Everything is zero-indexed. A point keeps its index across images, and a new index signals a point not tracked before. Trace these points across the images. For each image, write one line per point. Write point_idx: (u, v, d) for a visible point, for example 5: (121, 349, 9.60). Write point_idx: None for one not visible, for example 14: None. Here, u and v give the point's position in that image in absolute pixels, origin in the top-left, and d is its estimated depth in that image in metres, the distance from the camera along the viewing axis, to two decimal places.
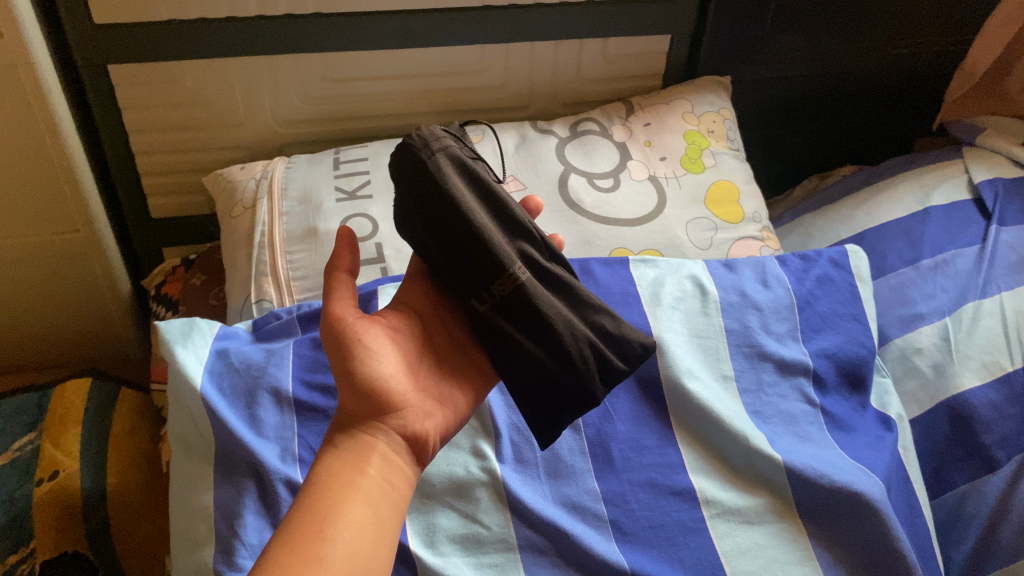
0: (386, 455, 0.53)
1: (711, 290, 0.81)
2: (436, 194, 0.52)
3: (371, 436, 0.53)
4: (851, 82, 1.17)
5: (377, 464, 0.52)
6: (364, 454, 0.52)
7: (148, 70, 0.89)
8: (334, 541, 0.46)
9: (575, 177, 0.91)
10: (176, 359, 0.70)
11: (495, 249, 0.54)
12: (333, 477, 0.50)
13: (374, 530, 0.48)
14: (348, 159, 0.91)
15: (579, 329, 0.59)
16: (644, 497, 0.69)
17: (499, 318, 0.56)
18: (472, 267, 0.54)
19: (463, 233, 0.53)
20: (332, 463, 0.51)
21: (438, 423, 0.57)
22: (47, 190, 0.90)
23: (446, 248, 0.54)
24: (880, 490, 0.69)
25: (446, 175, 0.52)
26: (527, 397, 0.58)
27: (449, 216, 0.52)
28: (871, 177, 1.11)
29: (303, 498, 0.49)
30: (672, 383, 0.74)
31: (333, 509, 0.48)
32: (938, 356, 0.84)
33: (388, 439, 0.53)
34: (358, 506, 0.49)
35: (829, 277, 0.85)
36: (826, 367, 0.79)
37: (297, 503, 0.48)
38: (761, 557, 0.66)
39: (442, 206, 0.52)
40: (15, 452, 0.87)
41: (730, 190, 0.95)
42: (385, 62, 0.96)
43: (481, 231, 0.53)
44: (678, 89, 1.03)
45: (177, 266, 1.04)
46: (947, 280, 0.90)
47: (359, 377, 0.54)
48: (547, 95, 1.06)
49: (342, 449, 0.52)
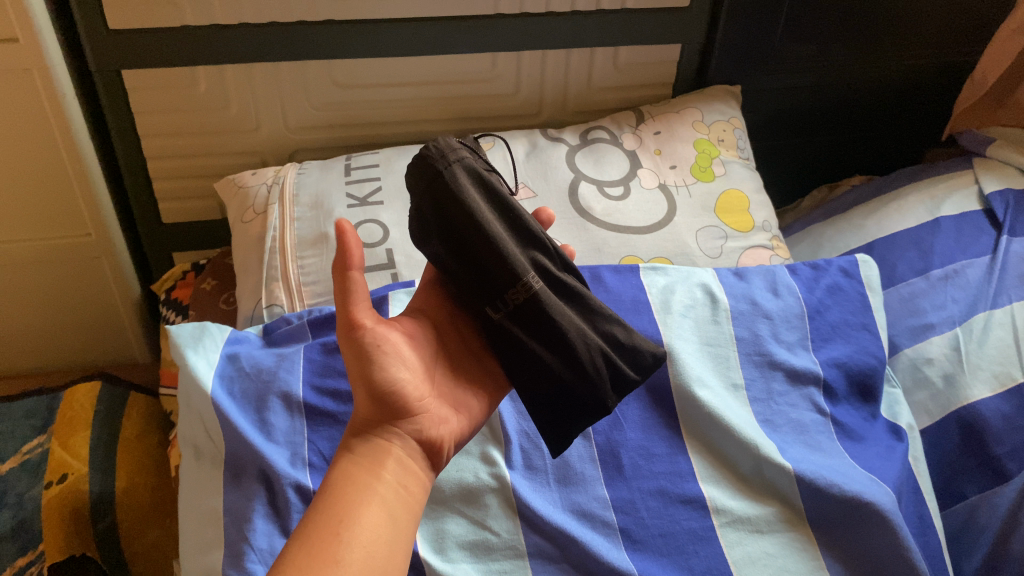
0: (402, 459, 0.53)
1: (721, 298, 0.81)
2: (452, 206, 0.52)
3: (388, 441, 0.53)
4: (862, 92, 1.17)
5: (394, 468, 0.52)
6: (382, 458, 0.52)
7: (162, 76, 0.90)
8: (350, 546, 0.46)
9: (586, 185, 0.91)
10: (187, 363, 0.70)
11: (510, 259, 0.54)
12: (349, 482, 0.50)
13: (390, 534, 0.48)
14: (359, 166, 0.92)
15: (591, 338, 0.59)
16: (654, 505, 0.69)
17: (513, 327, 0.56)
18: (488, 276, 0.54)
19: (479, 243, 0.53)
20: (347, 467, 0.51)
21: (453, 429, 0.57)
22: (60, 194, 0.91)
23: (463, 258, 0.54)
24: (891, 500, 0.69)
25: (462, 186, 0.53)
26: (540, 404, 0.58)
27: (465, 227, 0.53)
28: (881, 188, 1.11)
29: (320, 502, 0.49)
30: (682, 391, 0.74)
31: (349, 514, 0.48)
32: (949, 366, 0.84)
33: (405, 444, 0.53)
34: (374, 511, 0.48)
35: (840, 287, 0.85)
36: (837, 376, 0.79)
37: (314, 507, 0.48)
38: (772, 566, 0.66)
39: (458, 215, 0.52)
40: (25, 455, 0.88)
41: (740, 199, 0.95)
42: (397, 69, 0.97)
43: (497, 242, 0.53)
44: (688, 98, 1.03)
45: (186, 271, 1.04)
46: (958, 290, 0.89)
47: (378, 382, 0.54)
48: (558, 103, 1.06)
49: (358, 454, 0.52)
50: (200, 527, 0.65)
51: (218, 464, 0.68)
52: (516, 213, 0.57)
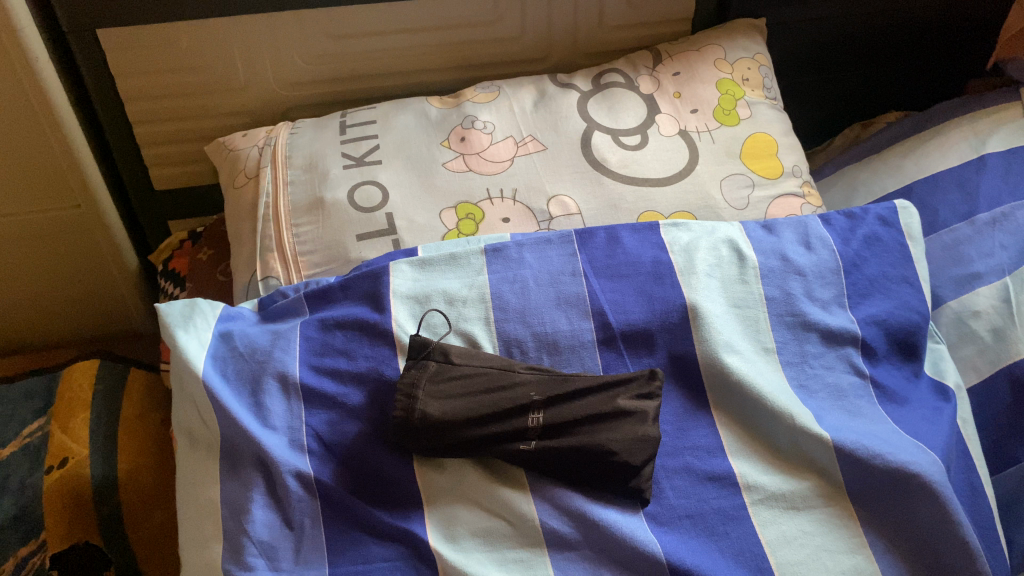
0: None
1: (749, 254, 0.75)
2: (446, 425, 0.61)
3: None
4: (896, 21, 1.08)
5: None
6: None
7: (141, 33, 0.84)
8: None
9: (599, 135, 0.85)
10: (177, 344, 0.66)
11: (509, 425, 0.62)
12: None
13: None
14: (355, 122, 0.85)
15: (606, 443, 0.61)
16: (680, 484, 0.64)
17: (552, 441, 0.61)
18: (502, 425, 0.62)
19: (475, 434, 0.61)
20: None
21: None
22: (45, 167, 0.86)
23: (482, 431, 0.61)
24: (938, 469, 0.63)
25: (446, 402, 0.62)
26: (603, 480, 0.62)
27: (464, 432, 0.61)
28: (920, 122, 1.02)
29: None
30: (708, 359, 0.69)
31: None
32: (998, 319, 0.77)
33: None
34: None
35: (877, 237, 0.78)
36: (876, 335, 0.73)
37: None
38: (809, 546, 0.61)
39: (454, 423, 0.61)
40: (26, 439, 0.86)
41: (768, 143, 0.88)
42: (392, 15, 0.89)
43: (495, 436, 0.61)
44: (709, 34, 0.95)
45: (183, 240, 0.99)
46: (1007, 235, 0.82)
47: None
48: (568, 45, 0.99)
49: None
50: (197, 518, 0.62)
51: (214, 451, 0.64)
52: (488, 400, 0.62)
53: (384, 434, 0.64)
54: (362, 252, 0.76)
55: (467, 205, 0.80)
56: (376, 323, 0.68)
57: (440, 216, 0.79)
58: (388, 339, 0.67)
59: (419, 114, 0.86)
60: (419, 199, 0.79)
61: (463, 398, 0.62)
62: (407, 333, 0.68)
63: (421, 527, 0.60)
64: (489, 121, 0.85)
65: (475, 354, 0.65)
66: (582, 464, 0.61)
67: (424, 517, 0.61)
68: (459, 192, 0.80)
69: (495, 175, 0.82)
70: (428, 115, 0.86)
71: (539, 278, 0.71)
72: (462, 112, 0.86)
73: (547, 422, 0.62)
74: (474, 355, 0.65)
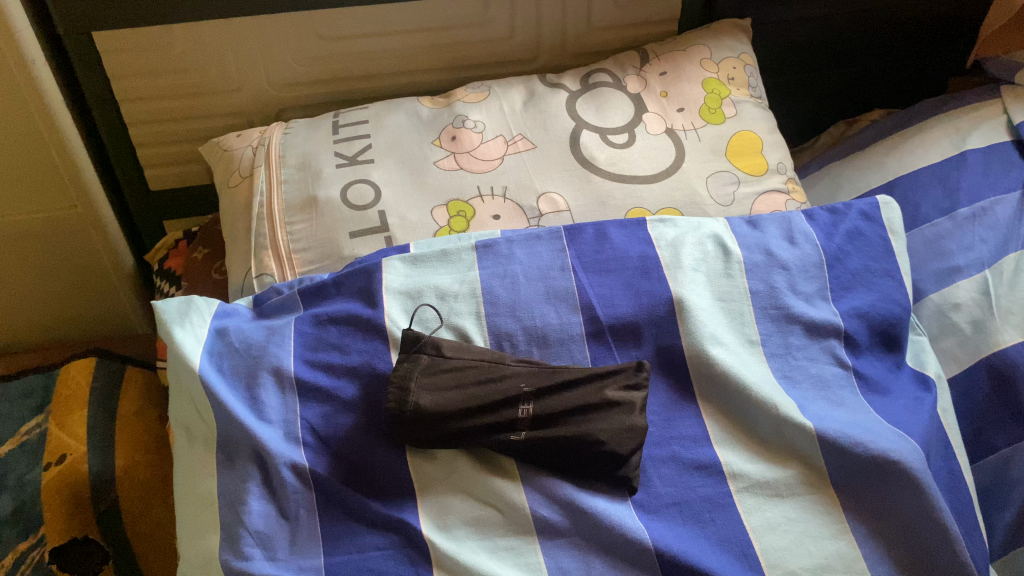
0: None
1: (735, 249, 0.76)
2: (439, 417, 0.62)
3: None
4: (879, 20, 1.10)
5: None
6: None
7: (135, 36, 0.85)
8: None
9: (587, 133, 0.86)
10: (174, 340, 0.67)
11: (501, 416, 0.63)
12: None
13: None
14: (348, 122, 0.87)
15: (596, 431, 0.62)
16: (667, 473, 0.66)
17: (542, 432, 0.63)
18: (495, 417, 0.63)
19: (466, 425, 0.63)
20: None
21: None
22: (42, 168, 0.87)
23: (473, 423, 0.63)
24: (918, 456, 0.65)
25: (439, 395, 0.63)
26: (592, 467, 0.63)
27: (455, 423, 0.63)
28: (904, 120, 1.04)
29: None
30: (695, 351, 0.70)
31: None
32: (978, 311, 0.79)
33: None
34: None
35: (860, 231, 0.80)
36: (858, 327, 0.75)
37: None
38: (792, 532, 0.63)
39: (446, 415, 0.62)
40: (24, 436, 0.89)
41: (753, 141, 0.90)
42: (383, 17, 0.91)
43: (487, 427, 0.63)
44: (696, 34, 0.97)
45: (178, 239, 1.02)
46: (987, 230, 0.84)
47: None
48: (558, 46, 1.00)
49: None
50: (195, 509, 0.63)
51: (211, 445, 0.65)
52: (481, 392, 0.64)
53: (377, 427, 0.65)
54: (354, 250, 0.78)
55: (459, 203, 0.81)
56: (368, 318, 0.69)
57: (432, 213, 0.80)
58: (381, 334, 0.69)
59: (410, 114, 0.87)
60: (412, 197, 0.81)
61: (454, 390, 0.64)
62: (399, 327, 0.69)
63: (414, 516, 0.62)
64: (479, 121, 0.87)
65: (468, 347, 0.67)
66: (572, 453, 0.63)
67: (416, 507, 0.62)
68: (450, 190, 0.82)
69: (485, 173, 0.83)
70: (419, 115, 0.87)
71: (529, 273, 0.73)
72: (453, 112, 0.87)
73: (537, 413, 0.63)
74: (464, 349, 0.67)
